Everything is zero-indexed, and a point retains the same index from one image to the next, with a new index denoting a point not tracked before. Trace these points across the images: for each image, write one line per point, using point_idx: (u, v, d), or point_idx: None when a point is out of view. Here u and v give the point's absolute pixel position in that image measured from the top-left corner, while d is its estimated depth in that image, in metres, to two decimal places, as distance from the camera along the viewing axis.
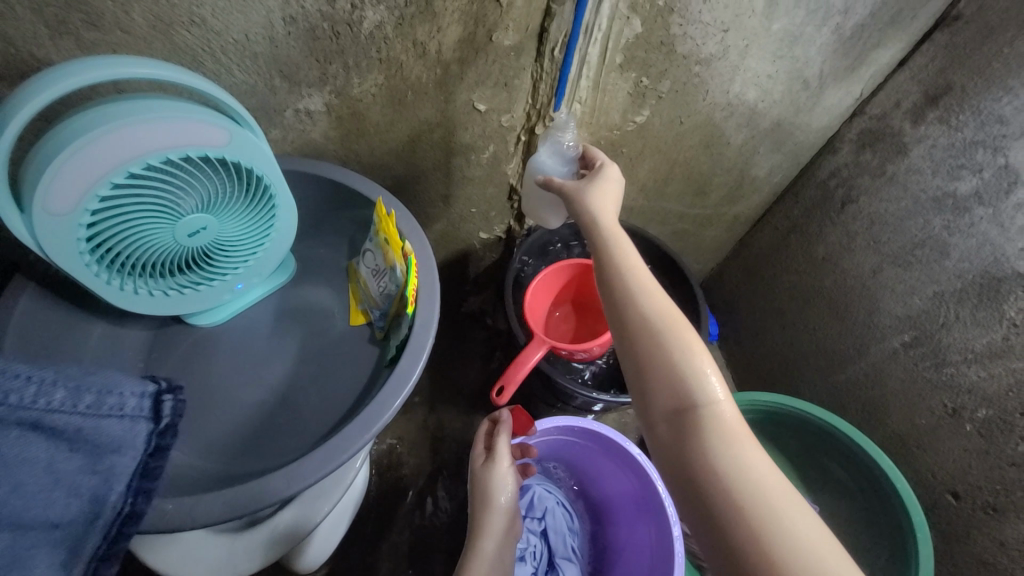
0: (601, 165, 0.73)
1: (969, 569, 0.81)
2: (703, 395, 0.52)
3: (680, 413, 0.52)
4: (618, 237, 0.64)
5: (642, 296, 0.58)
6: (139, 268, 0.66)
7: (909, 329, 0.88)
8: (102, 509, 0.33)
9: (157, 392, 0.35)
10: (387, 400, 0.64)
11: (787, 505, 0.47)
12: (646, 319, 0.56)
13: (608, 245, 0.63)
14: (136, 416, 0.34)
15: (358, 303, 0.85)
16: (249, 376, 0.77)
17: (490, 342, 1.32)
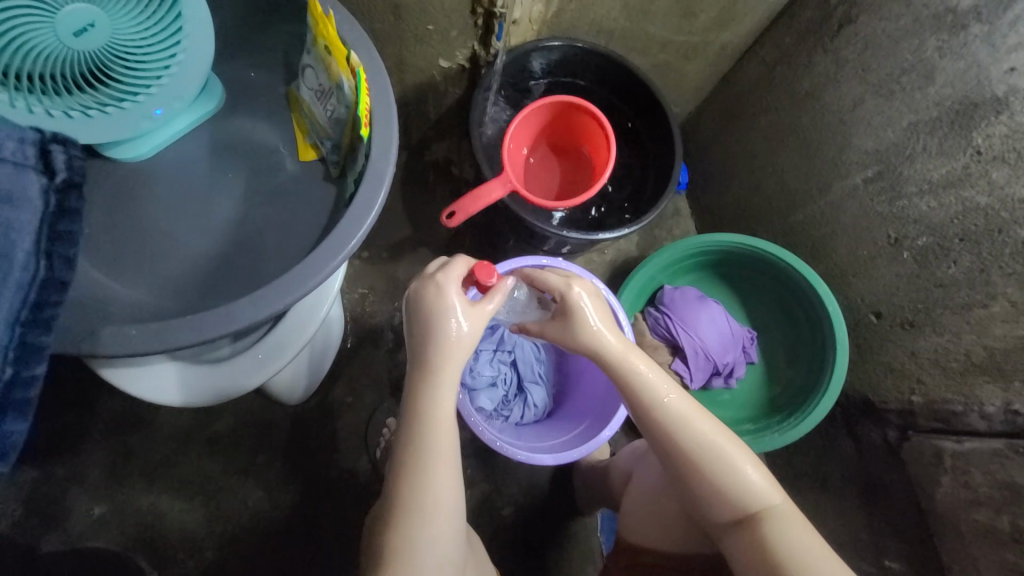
0: (563, 294, 0.71)
1: (876, 373, 0.95)
2: (655, 392, 0.68)
3: (645, 414, 0.69)
4: (618, 354, 0.70)
5: (651, 408, 0.68)
6: (30, 79, 0.55)
7: (874, 163, 0.89)
8: (11, 262, 0.46)
9: (41, 142, 0.50)
10: (351, 230, 0.61)
11: (759, 473, 0.68)
12: (601, 360, 0.70)
13: (614, 373, 0.69)
14: (25, 163, 0.48)
15: (305, 137, 0.75)
16: (197, 215, 0.71)
17: (454, 193, 1.26)
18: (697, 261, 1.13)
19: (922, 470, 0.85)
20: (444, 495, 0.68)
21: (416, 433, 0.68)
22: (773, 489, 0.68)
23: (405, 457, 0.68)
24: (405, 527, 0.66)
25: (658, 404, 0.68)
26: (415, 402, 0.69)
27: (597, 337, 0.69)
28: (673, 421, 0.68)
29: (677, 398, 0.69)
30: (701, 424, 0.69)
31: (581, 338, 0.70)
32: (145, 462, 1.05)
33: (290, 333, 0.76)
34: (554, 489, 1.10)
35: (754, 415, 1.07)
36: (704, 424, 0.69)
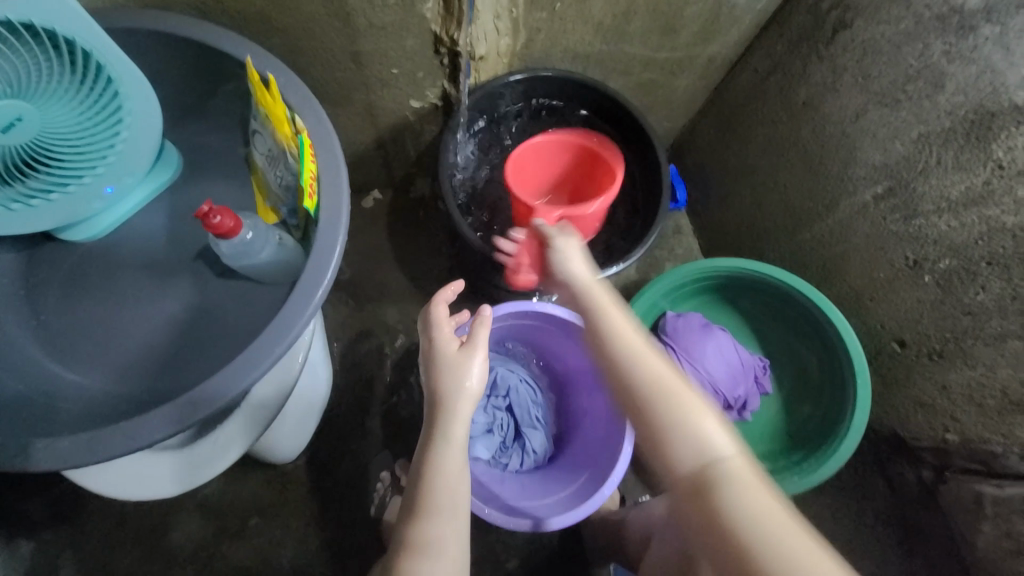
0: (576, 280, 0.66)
1: (905, 408, 0.85)
2: (720, 489, 0.50)
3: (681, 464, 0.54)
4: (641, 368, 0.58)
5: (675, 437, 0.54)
6: None
7: (885, 178, 0.81)
8: None
9: None
10: (294, 320, 0.55)
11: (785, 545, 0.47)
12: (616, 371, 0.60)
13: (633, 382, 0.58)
14: None
15: (266, 200, 0.69)
16: (154, 293, 0.69)
17: (441, 229, 1.22)
18: (700, 288, 1.07)
19: (964, 518, 0.76)
20: (460, 522, 0.63)
21: (424, 479, 0.62)
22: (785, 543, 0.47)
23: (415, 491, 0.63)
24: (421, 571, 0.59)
25: (697, 447, 0.53)
26: (420, 468, 0.63)
27: (650, 399, 0.57)
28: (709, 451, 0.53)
29: (680, 435, 0.54)
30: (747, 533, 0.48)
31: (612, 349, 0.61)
32: (138, 528, 1.03)
33: (240, 427, 0.67)
34: (561, 540, 1.01)
35: (774, 450, 0.98)
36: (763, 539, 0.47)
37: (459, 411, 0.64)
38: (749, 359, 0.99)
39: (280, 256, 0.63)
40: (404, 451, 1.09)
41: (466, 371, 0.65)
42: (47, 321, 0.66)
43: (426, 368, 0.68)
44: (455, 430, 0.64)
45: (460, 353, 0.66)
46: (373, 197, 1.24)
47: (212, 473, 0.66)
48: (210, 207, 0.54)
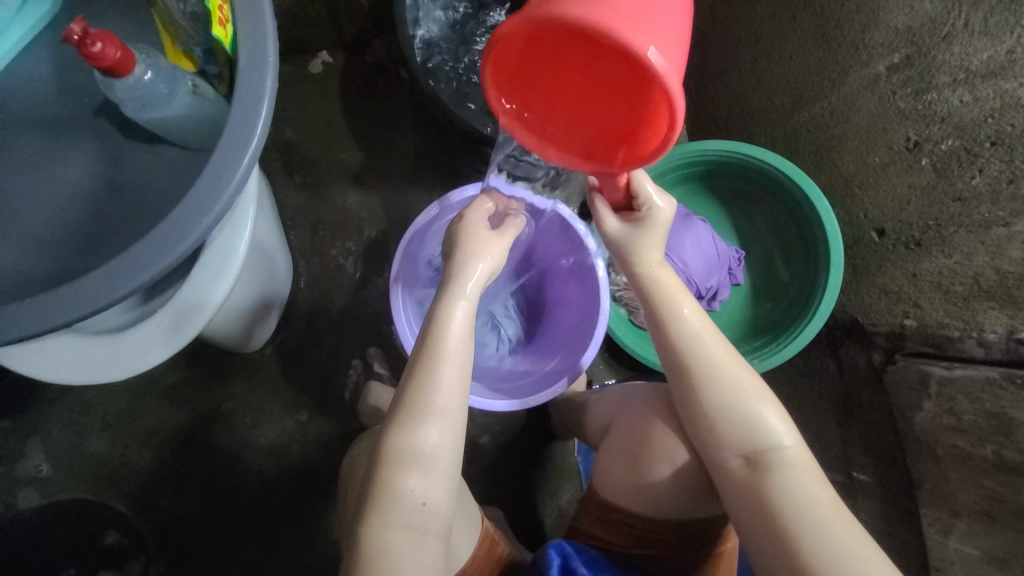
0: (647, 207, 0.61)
1: (870, 296, 0.87)
2: (769, 471, 0.57)
3: (727, 463, 0.59)
4: (701, 347, 0.61)
5: (730, 401, 0.59)
6: None
7: (903, 46, 0.72)
8: None
9: None
10: (220, 188, 0.46)
11: (834, 526, 0.53)
12: (673, 350, 0.62)
13: (693, 353, 0.61)
14: None
15: (174, 40, 0.55)
16: (52, 159, 0.58)
17: (404, 102, 1.08)
18: (684, 174, 1.00)
19: (907, 396, 0.80)
20: (454, 405, 0.61)
21: (426, 346, 0.61)
22: (839, 523, 0.53)
23: (414, 369, 0.61)
24: (411, 439, 0.59)
25: (746, 433, 0.58)
26: (424, 344, 0.62)
27: (712, 357, 0.61)
28: (765, 437, 0.58)
29: (743, 418, 0.59)
30: (790, 513, 0.54)
31: (668, 325, 0.62)
32: (106, 415, 1.02)
33: (184, 312, 0.61)
34: (531, 420, 1.05)
35: (736, 338, 1.00)
36: (806, 518, 0.54)
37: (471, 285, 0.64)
38: (726, 250, 0.97)
39: (197, 110, 0.51)
40: (374, 339, 1.08)
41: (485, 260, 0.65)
42: None
43: (448, 248, 0.67)
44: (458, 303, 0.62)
45: (488, 235, 0.66)
46: (321, 61, 1.06)
47: (159, 359, 0.62)
48: (85, 30, 0.42)
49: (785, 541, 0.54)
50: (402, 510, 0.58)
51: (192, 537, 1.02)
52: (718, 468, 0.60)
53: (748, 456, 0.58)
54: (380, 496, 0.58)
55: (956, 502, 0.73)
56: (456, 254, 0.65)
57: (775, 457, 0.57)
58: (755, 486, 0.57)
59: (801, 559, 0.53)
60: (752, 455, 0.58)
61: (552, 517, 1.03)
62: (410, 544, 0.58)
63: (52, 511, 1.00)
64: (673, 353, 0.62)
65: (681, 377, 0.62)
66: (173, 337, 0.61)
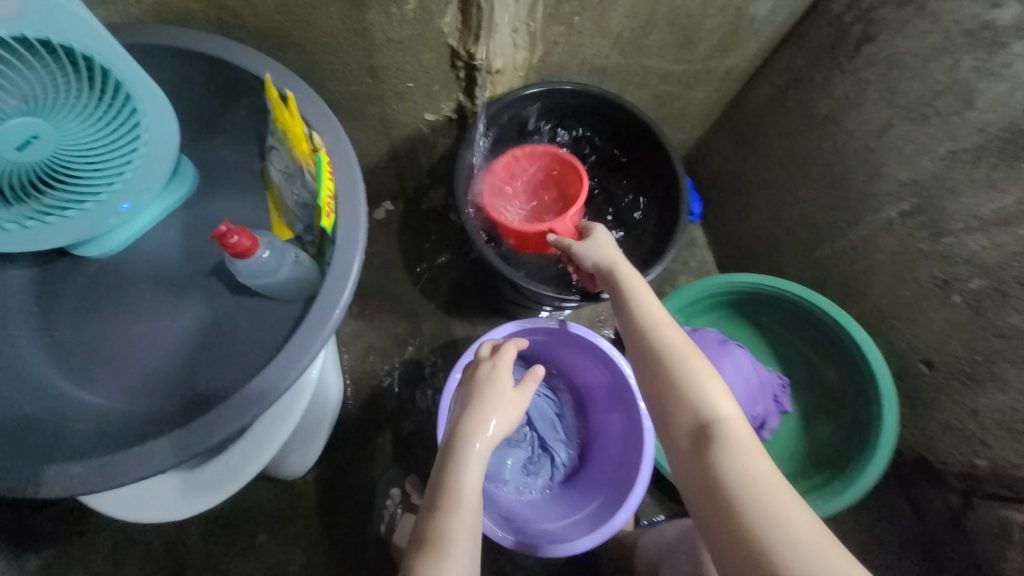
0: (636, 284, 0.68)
1: (932, 431, 0.83)
2: None
3: (679, 441, 0.57)
4: (717, 432, 0.55)
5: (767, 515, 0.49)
6: None
7: (911, 195, 0.79)
8: None
9: None
10: (309, 344, 0.54)
11: None
12: (690, 431, 0.56)
13: (711, 440, 0.54)
14: None
15: (281, 215, 0.68)
16: (166, 311, 0.68)
17: (453, 241, 1.21)
18: (715, 304, 1.05)
19: (988, 542, 0.73)
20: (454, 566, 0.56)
21: (441, 499, 0.59)
22: None
23: (430, 517, 0.59)
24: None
25: (720, 448, 0.54)
26: (436, 489, 0.60)
27: (728, 451, 0.53)
28: (710, 417, 0.56)
29: (686, 397, 0.57)
30: (736, 485, 0.51)
31: (625, 313, 0.66)
32: (146, 543, 1.02)
33: (253, 449, 0.65)
34: (574, 563, 0.97)
35: (793, 473, 0.95)
36: (756, 496, 0.50)
37: (491, 426, 0.64)
38: (768, 378, 0.97)
39: (297, 274, 0.62)
40: (414, 465, 1.08)
41: (503, 410, 0.66)
42: (63, 342, 0.65)
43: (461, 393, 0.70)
44: (478, 445, 0.62)
45: (499, 382, 0.68)
46: (385, 208, 1.23)
47: (223, 495, 0.65)
48: (228, 227, 0.53)
49: (744, 540, 0.49)
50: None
51: None
52: (671, 446, 0.58)
53: (696, 434, 0.56)
54: None
55: None
56: (473, 397, 0.67)
57: None
58: (699, 460, 0.54)
59: None
60: (700, 432, 0.55)
61: None
62: None
63: None
64: (691, 437, 0.56)
65: (704, 472, 0.53)
66: (239, 473, 0.65)
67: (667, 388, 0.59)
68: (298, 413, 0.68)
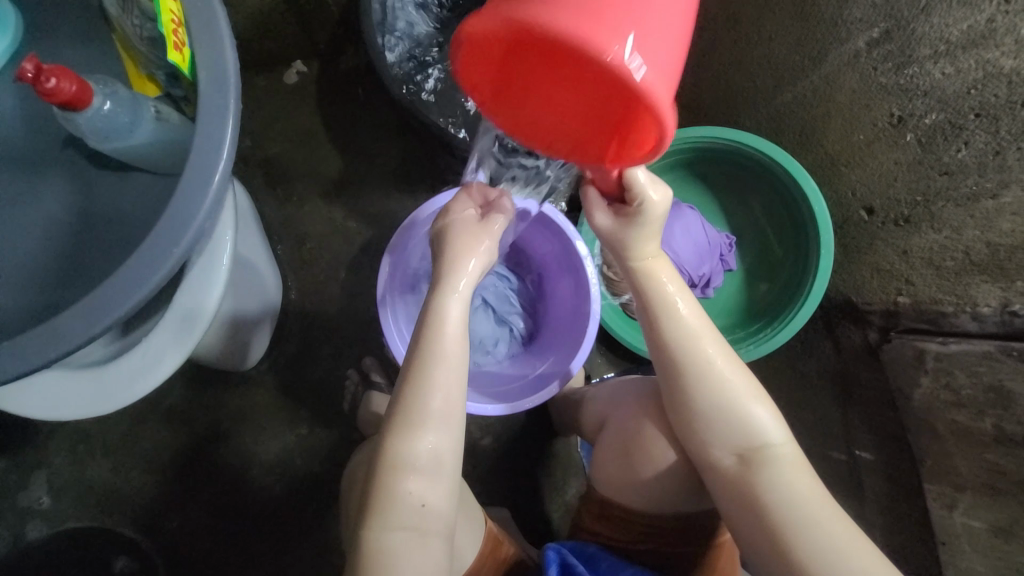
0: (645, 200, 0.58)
1: (863, 275, 0.86)
2: (767, 478, 0.56)
3: (721, 462, 0.58)
4: (678, 332, 0.60)
5: (716, 392, 0.59)
6: None
7: (881, 20, 0.70)
8: None
9: None
10: (190, 215, 0.45)
11: (827, 517, 0.54)
12: (651, 330, 0.61)
13: (672, 339, 0.60)
14: None
15: (138, 65, 0.54)
16: (20, 193, 0.57)
17: (382, 108, 1.06)
18: (667, 164, 0.99)
19: (903, 370, 0.80)
20: (444, 417, 0.60)
21: (419, 362, 0.60)
22: (822, 507, 0.54)
23: (409, 377, 0.60)
24: (405, 449, 0.59)
25: (681, 347, 0.60)
26: (415, 349, 0.62)
27: (690, 349, 0.60)
28: (757, 434, 0.58)
29: (733, 419, 0.58)
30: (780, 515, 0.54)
31: (667, 331, 0.60)
32: (106, 442, 1.02)
33: (172, 338, 0.60)
34: (532, 420, 1.05)
35: (731, 324, 0.99)
36: (798, 517, 0.54)
37: (471, 265, 0.63)
38: (715, 237, 0.97)
39: (162, 137, 0.50)
40: (370, 347, 1.07)
41: (482, 249, 0.64)
42: None
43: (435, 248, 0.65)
44: (461, 284, 0.62)
45: (468, 231, 0.64)
46: (296, 70, 1.05)
47: (148, 387, 0.61)
48: (39, 67, 0.41)
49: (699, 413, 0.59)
50: (400, 514, 0.57)
51: (199, 555, 1.02)
52: (713, 471, 0.59)
53: (741, 453, 0.58)
54: (379, 501, 0.58)
55: (960, 477, 0.73)
56: (447, 239, 0.64)
57: (769, 459, 0.57)
58: (663, 357, 0.61)
59: (794, 559, 0.53)
60: (746, 451, 0.57)
61: (557, 512, 1.03)
62: (411, 548, 0.57)
63: (56, 540, 1.00)
64: (651, 335, 0.61)
65: (667, 364, 0.61)
66: (162, 362, 0.60)
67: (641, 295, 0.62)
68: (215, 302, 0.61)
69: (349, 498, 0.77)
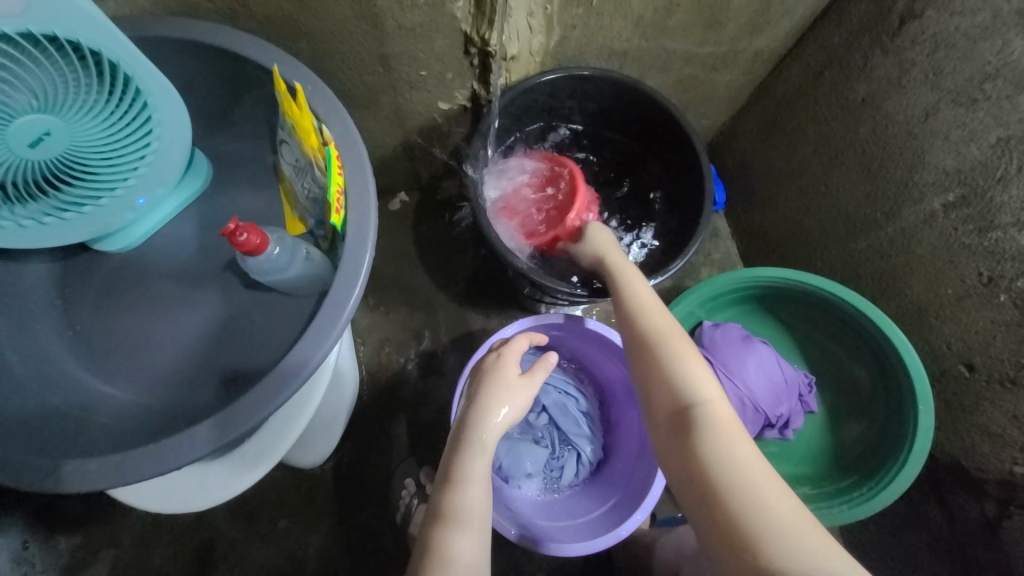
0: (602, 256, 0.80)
1: (970, 436, 0.78)
2: None
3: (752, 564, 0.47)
4: (694, 399, 0.57)
5: (735, 471, 0.52)
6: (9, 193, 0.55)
7: (955, 186, 0.73)
8: None
9: None
10: (319, 345, 0.53)
11: None
12: (663, 394, 0.59)
13: (687, 405, 0.57)
14: None
15: (293, 209, 0.67)
16: (182, 304, 0.69)
17: (469, 233, 1.20)
18: (738, 300, 1.00)
19: None
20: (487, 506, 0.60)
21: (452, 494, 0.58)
22: None
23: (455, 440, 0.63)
24: (455, 511, 0.58)
25: (700, 418, 0.56)
26: (447, 469, 0.61)
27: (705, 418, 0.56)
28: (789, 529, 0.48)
29: (757, 505, 0.49)
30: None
31: (680, 393, 0.58)
32: (172, 527, 1.05)
33: (269, 442, 0.66)
34: (590, 560, 0.96)
35: (817, 474, 0.91)
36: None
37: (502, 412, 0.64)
38: (794, 376, 0.93)
39: (307, 271, 0.61)
40: (431, 456, 1.08)
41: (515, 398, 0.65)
42: (86, 334, 0.67)
43: (474, 382, 0.68)
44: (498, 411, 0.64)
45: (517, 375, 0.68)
46: (400, 199, 1.22)
47: (241, 489, 0.66)
48: (237, 225, 0.53)
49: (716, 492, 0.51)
50: None
51: None
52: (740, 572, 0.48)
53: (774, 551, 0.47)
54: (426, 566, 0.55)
55: None
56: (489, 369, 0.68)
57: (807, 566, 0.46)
58: (683, 439, 0.55)
59: None
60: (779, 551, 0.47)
61: None
62: None
63: None
64: (664, 400, 0.59)
65: (680, 431, 0.56)
66: (258, 464, 0.66)
67: (648, 359, 0.61)
68: (307, 416, 0.67)
69: None
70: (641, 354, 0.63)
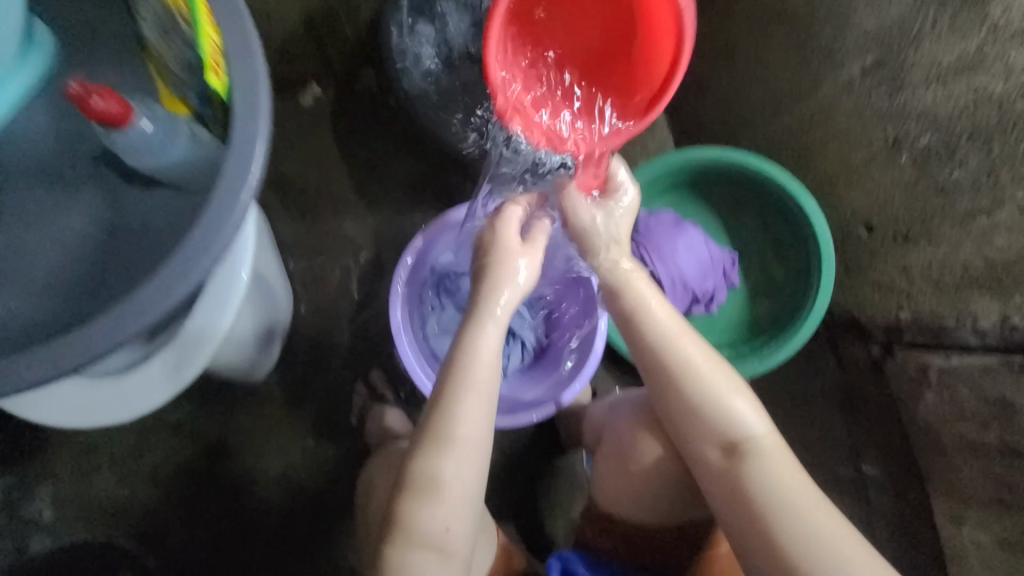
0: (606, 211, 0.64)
1: (864, 291, 0.88)
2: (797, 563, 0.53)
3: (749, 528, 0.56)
4: (696, 381, 0.59)
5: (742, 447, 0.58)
6: None
7: (875, 48, 0.74)
8: None
9: None
10: (219, 229, 0.47)
11: None
12: (666, 376, 0.60)
13: (690, 388, 0.60)
14: None
15: (169, 87, 0.57)
16: (51, 203, 0.59)
17: (394, 129, 1.10)
18: (670, 183, 1.02)
19: (908, 385, 0.82)
20: (471, 448, 0.59)
21: (426, 429, 0.59)
22: None
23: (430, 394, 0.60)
24: (427, 467, 0.58)
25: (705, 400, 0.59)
26: (424, 427, 0.59)
27: (710, 400, 0.59)
28: (788, 500, 0.55)
29: (758, 483, 0.56)
30: (762, 492, 0.56)
31: (684, 376, 0.60)
32: (111, 455, 1.02)
33: (192, 346, 0.62)
34: (538, 433, 1.05)
35: (734, 340, 1.00)
36: (771, 482, 0.56)
37: (502, 298, 0.62)
38: (719, 254, 0.98)
39: (193, 154, 0.54)
40: (379, 361, 1.08)
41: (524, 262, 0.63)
42: None
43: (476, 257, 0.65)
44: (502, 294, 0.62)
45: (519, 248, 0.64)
46: (311, 92, 1.08)
47: (167, 396, 0.63)
48: (85, 87, 0.47)
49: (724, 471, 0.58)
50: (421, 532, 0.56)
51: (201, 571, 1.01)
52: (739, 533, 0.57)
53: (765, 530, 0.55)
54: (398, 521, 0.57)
55: (968, 491, 0.73)
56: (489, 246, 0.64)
57: (801, 535, 0.54)
58: (688, 414, 0.60)
59: None
60: (771, 531, 0.55)
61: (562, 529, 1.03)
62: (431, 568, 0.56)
63: (57, 553, 0.99)
64: (668, 382, 0.61)
65: (682, 411, 0.60)
66: (181, 371, 0.62)
67: (653, 349, 0.61)
68: (229, 315, 0.63)
69: (362, 512, 0.77)
70: (646, 343, 0.61)
